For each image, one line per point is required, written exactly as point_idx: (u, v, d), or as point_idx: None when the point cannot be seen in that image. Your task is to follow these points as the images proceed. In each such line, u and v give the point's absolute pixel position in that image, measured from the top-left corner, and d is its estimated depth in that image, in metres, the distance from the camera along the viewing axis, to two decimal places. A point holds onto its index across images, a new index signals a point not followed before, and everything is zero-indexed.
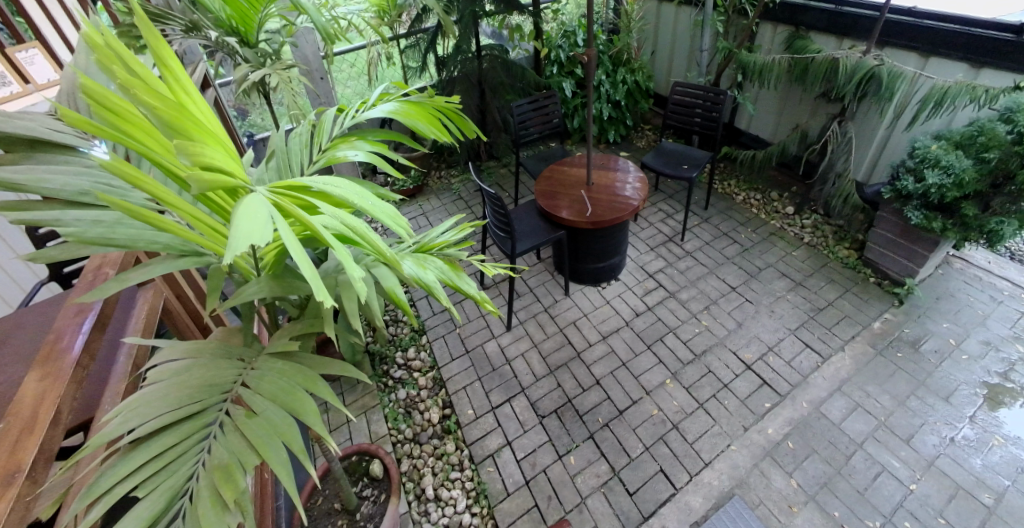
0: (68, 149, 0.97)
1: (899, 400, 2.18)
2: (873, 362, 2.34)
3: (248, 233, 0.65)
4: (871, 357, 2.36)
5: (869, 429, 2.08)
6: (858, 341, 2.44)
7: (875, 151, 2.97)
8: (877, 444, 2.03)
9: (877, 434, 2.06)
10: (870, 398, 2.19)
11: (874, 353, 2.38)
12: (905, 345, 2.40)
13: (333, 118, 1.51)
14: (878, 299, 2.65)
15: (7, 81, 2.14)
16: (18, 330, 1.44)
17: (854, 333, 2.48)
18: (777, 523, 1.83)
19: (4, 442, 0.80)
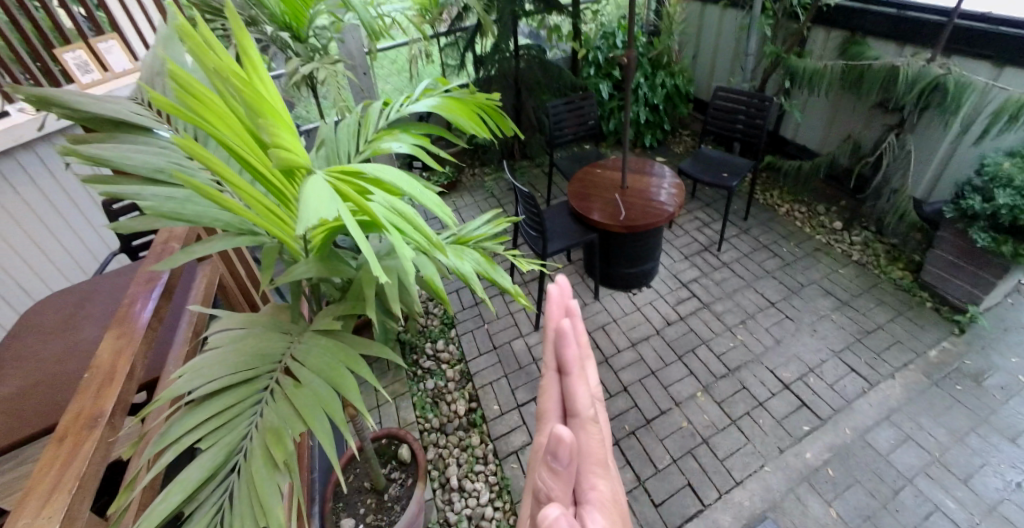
0: (145, 130, 1.04)
1: (957, 436, 2.06)
2: (927, 393, 2.22)
3: (317, 209, 0.68)
4: (926, 388, 2.24)
5: (920, 464, 1.97)
6: (911, 369, 2.31)
7: (936, 167, 2.80)
8: (928, 481, 1.92)
9: (929, 469, 1.96)
10: (922, 431, 2.08)
11: (930, 384, 2.26)
12: (967, 379, 2.26)
13: (378, 110, 1.54)
14: (935, 326, 2.51)
15: (89, 69, 2.41)
16: (97, 297, 1.60)
17: (907, 360, 2.36)
18: None
19: (88, 392, 0.91)
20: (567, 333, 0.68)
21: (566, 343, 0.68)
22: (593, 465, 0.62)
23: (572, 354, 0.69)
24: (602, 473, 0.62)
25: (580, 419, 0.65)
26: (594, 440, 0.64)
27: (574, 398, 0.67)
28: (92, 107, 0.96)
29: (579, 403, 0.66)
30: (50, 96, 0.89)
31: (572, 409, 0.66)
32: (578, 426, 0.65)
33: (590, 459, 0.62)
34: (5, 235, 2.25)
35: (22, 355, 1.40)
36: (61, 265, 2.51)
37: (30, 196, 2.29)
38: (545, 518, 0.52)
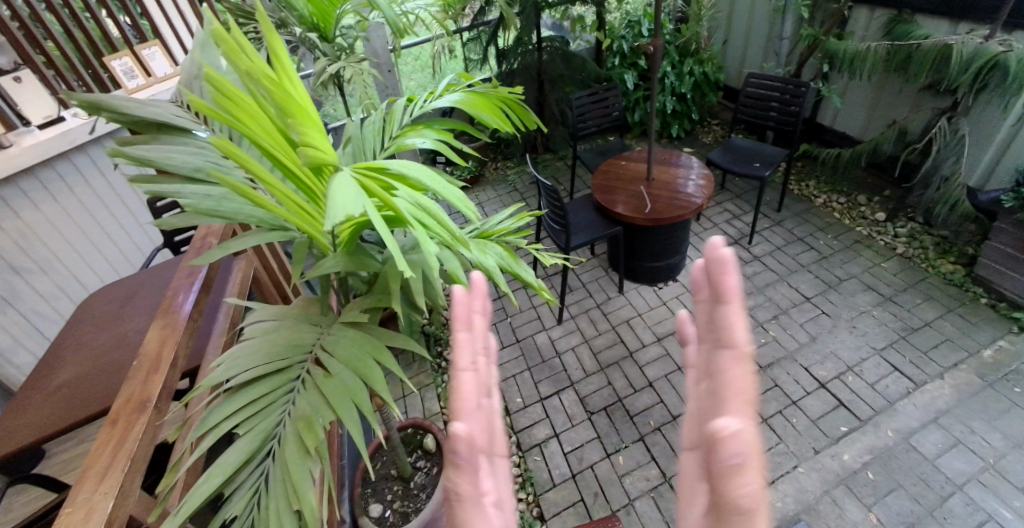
0: (183, 131, 1.09)
1: (1014, 442, 1.95)
2: (980, 395, 2.12)
3: (344, 205, 0.71)
4: (978, 389, 2.14)
5: (973, 470, 1.89)
6: (962, 370, 2.21)
7: (995, 152, 2.66)
8: (981, 488, 1.84)
9: (983, 477, 1.87)
10: (974, 435, 1.99)
11: (983, 385, 2.16)
12: None
13: (402, 107, 1.57)
14: (990, 324, 2.38)
15: (135, 75, 2.51)
16: (142, 289, 1.70)
17: (958, 360, 2.26)
18: None
19: (137, 378, 0.98)
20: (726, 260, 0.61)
21: (728, 268, 0.61)
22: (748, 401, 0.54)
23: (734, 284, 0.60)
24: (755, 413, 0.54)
25: (734, 353, 0.57)
26: (747, 377, 0.55)
27: (728, 327, 0.59)
28: (136, 110, 1.02)
29: (737, 333, 0.58)
30: (99, 101, 0.95)
31: (727, 338, 0.59)
32: (729, 357, 0.57)
33: (740, 393, 0.54)
34: (62, 232, 2.39)
35: (77, 343, 1.50)
36: (113, 261, 2.65)
37: (83, 194, 2.43)
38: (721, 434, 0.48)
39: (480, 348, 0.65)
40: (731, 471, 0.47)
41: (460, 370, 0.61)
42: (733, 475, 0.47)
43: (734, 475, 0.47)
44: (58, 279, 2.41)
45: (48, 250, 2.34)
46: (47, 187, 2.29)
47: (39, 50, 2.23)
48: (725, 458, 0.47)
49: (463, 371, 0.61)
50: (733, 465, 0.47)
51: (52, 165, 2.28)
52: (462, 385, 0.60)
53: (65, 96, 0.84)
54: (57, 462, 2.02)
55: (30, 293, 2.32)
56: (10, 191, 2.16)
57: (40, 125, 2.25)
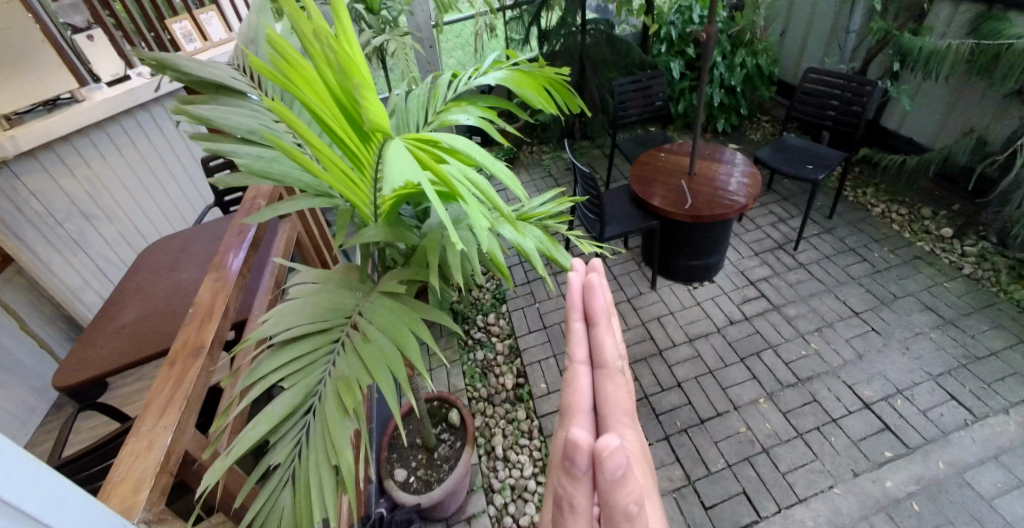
0: (239, 94, 1.11)
1: None
2: None
3: (402, 170, 0.69)
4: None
5: None
6: None
7: None
8: None
9: None
10: None
11: None
12: None
13: (447, 82, 1.55)
14: None
15: (192, 38, 2.62)
16: (195, 243, 1.78)
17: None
18: None
19: (192, 326, 1.03)
20: (596, 282, 0.65)
21: (594, 290, 0.65)
22: (618, 414, 0.58)
23: (600, 305, 0.65)
24: (628, 424, 0.58)
25: (604, 370, 0.62)
26: (618, 392, 0.60)
27: (600, 347, 0.63)
28: (197, 70, 1.05)
29: (605, 351, 0.63)
30: (166, 60, 0.98)
31: (598, 357, 0.63)
32: (602, 376, 0.61)
33: (615, 410, 0.58)
34: (126, 185, 2.51)
35: (137, 287, 1.59)
36: (170, 216, 2.77)
37: (145, 150, 2.55)
38: (601, 450, 0.46)
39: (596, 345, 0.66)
40: (614, 485, 0.46)
41: (577, 365, 0.63)
42: (616, 488, 0.46)
43: (619, 486, 0.46)
44: (122, 229, 2.54)
45: (114, 200, 2.47)
46: (115, 140, 2.40)
47: (108, 11, 2.32)
48: (606, 475, 0.46)
49: (579, 366, 0.63)
50: (614, 479, 0.46)
51: (119, 120, 2.39)
52: (579, 379, 0.62)
53: (133, 53, 0.87)
54: (120, 395, 2.18)
55: (99, 240, 2.46)
56: (82, 142, 2.28)
57: (108, 82, 2.36)
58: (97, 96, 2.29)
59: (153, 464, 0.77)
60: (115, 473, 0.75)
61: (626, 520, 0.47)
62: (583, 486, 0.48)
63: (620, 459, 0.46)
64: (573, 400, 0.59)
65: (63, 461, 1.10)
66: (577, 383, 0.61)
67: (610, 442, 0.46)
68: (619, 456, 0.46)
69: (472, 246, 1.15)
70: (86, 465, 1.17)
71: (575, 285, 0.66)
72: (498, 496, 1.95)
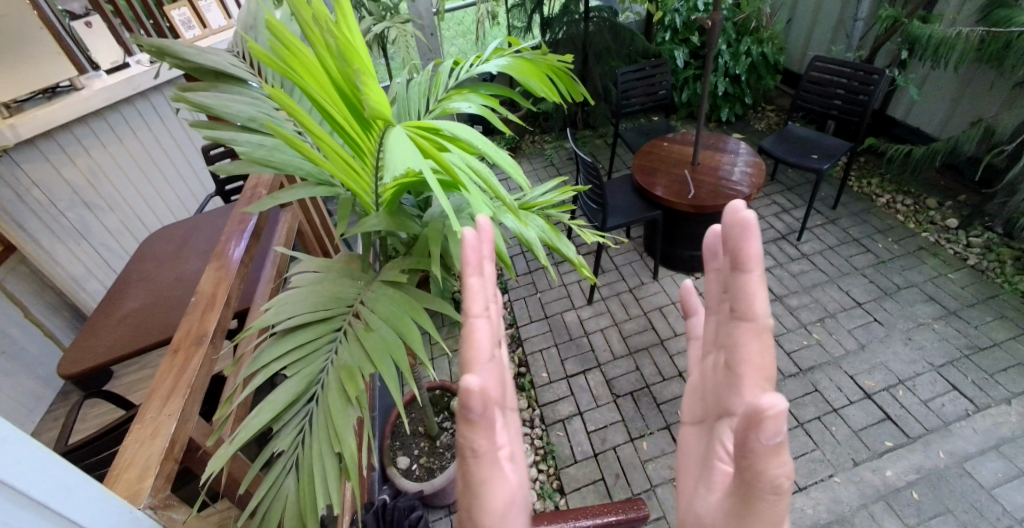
0: (239, 81, 1.10)
1: None
2: None
3: (402, 157, 0.68)
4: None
5: None
6: None
7: None
8: None
9: None
10: None
11: None
12: None
13: (448, 70, 1.53)
14: None
15: (192, 26, 2.60)
16: (196, 232, 1.78)
17: None
18: None
19: (195, 314, 1.03)
20: (751, 232, 0.63)
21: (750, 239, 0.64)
22: (755, 373, 0.61)
23: (754, 251, 0.63)
24: (763, 385, 0.60)
25: (753, 325, 0.63)
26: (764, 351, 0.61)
27: (751, 301, 0.63)
28: (197, 58, 1.04)
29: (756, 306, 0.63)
30: (165, 47, 0.96)
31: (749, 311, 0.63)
32: (747, 329, 0.63)
33: (753, 368, 0.61)
34: (127, 174, 2.51)
35: (140, 276, 1.59)
36: (171, 206, 2.77)
37: (146, 140, 2.54)
38: (767, 416, 0.46)
39: (491, 294, 0.65)
40: (774, 451, 0.47)
41: (473, 318, 0.62)
42: (771, 457, 0.47)
43: (773, 458, 0.48)
44: (124, 218, 2.55)
45: (115, 190, 2.47)
46: (115, 129, 2.39)
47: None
48: (769, 437, 0.46)
49: (476, 319, 0.62)
50: (774, 445, 0.47)
51: (119, 109, 2.38)
52: (475, 333, 0.61)
53: (131, 40, 0.86)
54: (123, 384, 2.19)
55: (101, 229, 2.47)
56: (83, 131, 2.27)
57: (107, 70, 2.35)
58: (98, 84, 2.28)
59: (158, 451, 0.78)
60: (121, 460, 0.76)
61: (771, 493, 0.49)
62: (482, 431, 0.56)
63: (779, 428, 0.47)
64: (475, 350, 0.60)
65: (68, 449, 1.11)
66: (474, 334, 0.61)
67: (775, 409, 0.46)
68: (781, 430, 0.46)
69: None
70: (89, 454, 1.18)
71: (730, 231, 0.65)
72: None
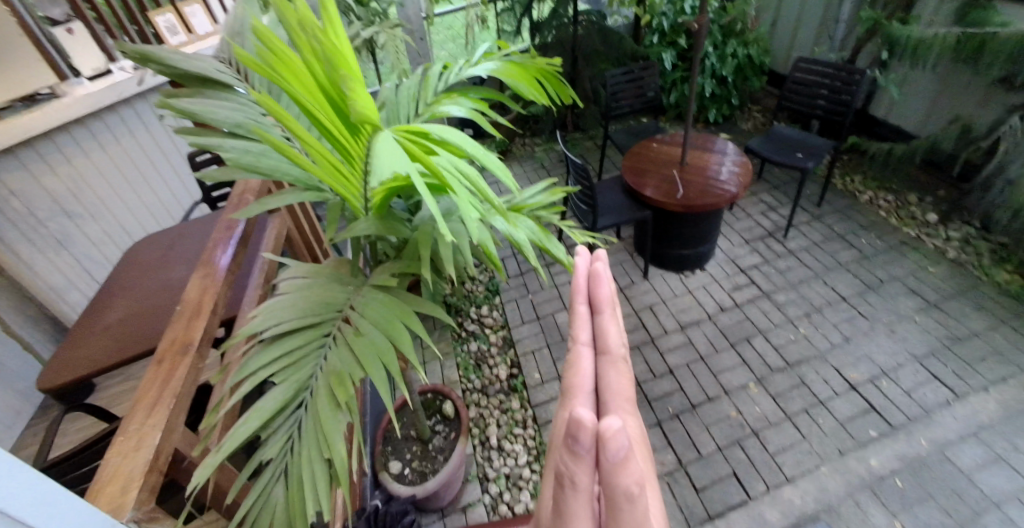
0: (225, 87, 1.10)
1: None
2: None
3: (389, 161, 0.68)
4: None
5: (1011, 488, 1.84)
6: (1009, 384, 2.13)
7: None
8: (1019, 507, 1.79)
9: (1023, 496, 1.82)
10: (1016, 453, 1.92)
11: None
12: None
13: (438, 73, 1.54)
14: None
15: (177, 32, 2.59)
16: (183, 239, 1.76)
17: (1006, 374, 2.17)
18: None
19: (181, 323, 1.02)
20: (601, 273, 0.65)
21: (600, 279, 0.65)
22: (619, 401, 0.56)
23: (606, 293, 0.65)
24: (630, 411, 0.55)
25: (609, 358, 0.61)
26: (622, 380, 0.58)
27: (604, 334, 0.63)
28: (181, 64, 1.03)
29: (610, 340, 0.62)
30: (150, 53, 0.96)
31: (601, 344, 0.62)
32: (605, 361, 0.60)
33: (616, 394, 0.56)
34: (110, 181, 2.48)
35: (125, 284, 1.57)
36: (157, 213, 2.73)
37: (130, 147, 2.52)
38: (605, 430, 0.44)
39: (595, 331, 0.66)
40: (617, 467, 0.44)
41: (578, 344, 0.63)
42: (617, 470, 0.44)
43: (619, 468, 0.44)
44: (107, 227, 2.51)
45: (98, 197, 2.44)
46: (98, 137, 2.37)
47: (89, 4, 2.26)
48: (609, 456, 0.44)
49: (580, 347, 0.63)
50: (617, 461, 0.44)
51: (101, 116, 2.36)
52: (580, 359, 0.61)
53: (115, 47, 0.86)
54: (107, 395, 2.16)
55: (83, 239, 2.43)
56: (64, 138, 2.24)
57: (90, 77, 2.32)
58: (80, 91, 2.26)
59: (142, 462, 0.77)
60: (103, 473, 0.75)
61: (626, 504, 0.45)
62: (585, 465, 0.46)
63: (623, 440, 0.45)
64: (575, 382, 0.58)
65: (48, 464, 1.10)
66: (579, 364, 0.60)
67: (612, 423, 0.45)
68: (622, 437, 0.44)
69: (463, 237, 1.14)
70: (71, 468, 1.17)
71: (579, 271, 0.66)
72: (492, 486, 1.96)
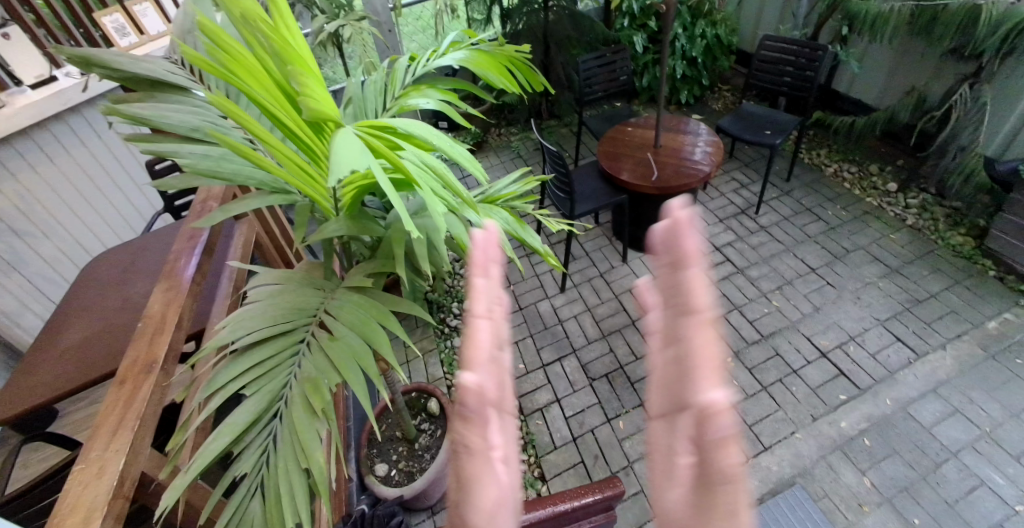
0: (179, 89, 1.05)
1: (1012, 412, 1.99)
2: (982, 366, 2.14)
3: (350, 160, 0.66)
4: (981, 361, 2.16)
5: (969, 438, 1.93)
6: (965, 341, 2.22)
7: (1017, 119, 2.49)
8: (975, 456, 1.88)
9: (978, 445, 1.91)
10: (973, 406, 2.02)
11: (985, 356, 2.17)
12: None
13: (405, 66, 1.50)
14: (998, 297, 2.38)
15: (127, 33, 2.48)
16: (146, 251, 1.71)
17: (962, 331, 2.27)
18: (844, 520, 1.76)
19: (143, 340, 0.99)
20: (692, 226, 0.56)
21: (684, 231, 0.57)
22: (710, 366, 0.51)
23: (695, 245, 0.57)
24: (715, 379, 0.50)
25: (696, 319, 0.54)
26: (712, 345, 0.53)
27: (692, 294, 0.55)
28: (129, 67, 0.98)
29: (698, 298, 0.55)
30: (93, 56, 0.90)
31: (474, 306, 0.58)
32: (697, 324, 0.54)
33: (705, 362, 0.51)
34: (62, 195, 2.38)
35: (85, 302, 1.52)
36: (115, 226, 2.64)
37: (81, 157, 2.41)
38: (713, 408, 0.47)
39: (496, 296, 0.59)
40: (720, 444, 0.46)
41: (475, 318, 0.57)
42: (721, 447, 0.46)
43: (723, 446, 0.46)
44: (61, 244, 2.44)
45: (49, 214, 2.35)
46: (45, 149, 2.26)
47: (28, 7, 2.15)
48: (712, 433, 0.46)
49: (477, 320, 0.58)
50: (720, 438, 0.46)
51: (48, 126, 2.25)
52: (478, 333, 0.57)
53: (54, 50, 0.79)
54: (75, 419, 2.10)
55: (35, 258, 2.35)
56: (6, 153, 2.14)
57: (32, 85, 2.19)
58: (20, 101, 2.12)
59: (106, 490, 0.75)
60: (64, 503, 0.73)
61: (726, 483, 0.45)
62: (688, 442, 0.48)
63: (731, 418, 0.46)
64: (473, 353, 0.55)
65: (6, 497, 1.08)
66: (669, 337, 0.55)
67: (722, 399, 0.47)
68: (730, 417, 0.46)
69: (436, 233, 1.13)
70: (31, 499, 1.15)
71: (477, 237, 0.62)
72: None
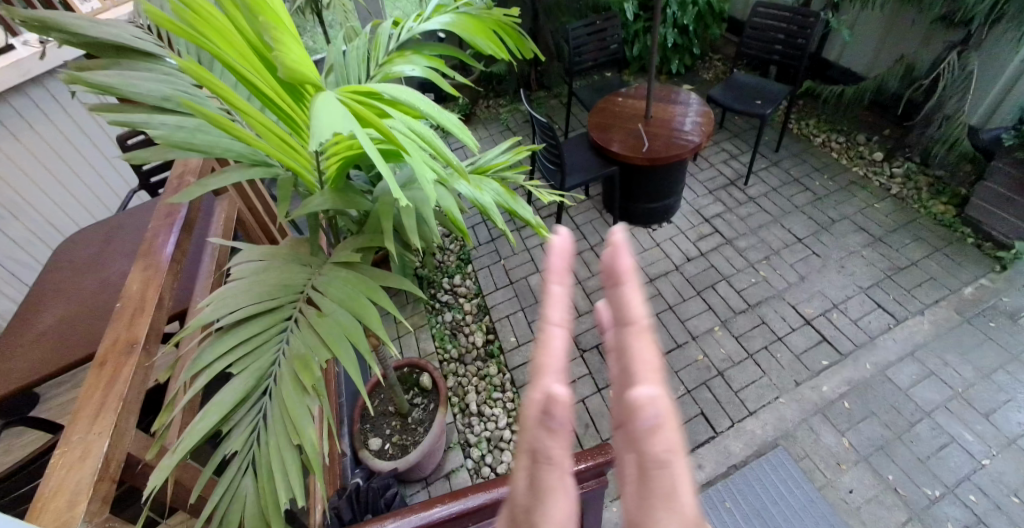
0: (147, 56, 0.99)
1: (983, 373, 2.05)
2: (957, 330, 2.19)
3: (329, 124, 0.63)
4: (956, 325, 2.21)
5: (942, 399, 1.99)
6: (943, 306, 2.28)
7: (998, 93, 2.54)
8: (948, 415, 1.95)
9: (951, 404, 1.98)
10: (947, 368, 2.08)
11: (961, 321, 2.22)
12: (1003, 317, 2.22)
13: (389, 31, 1.43)
14: (975, 263, 2.42)
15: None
16: (122, 230, 1.65)
17: (940, 297, 2.32)
18: (822, 478, 1.83)
19: (122, 321, 0.96)
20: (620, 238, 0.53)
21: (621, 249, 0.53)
22: (645, 371, 0.47)
23: (629, 261, 0.52)
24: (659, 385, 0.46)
25: (634, 328, 0.50)
26: (651, 351, 0.48)
27: (626, 304, 0.51)
28: (92, 31, 0.91)
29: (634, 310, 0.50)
30: (50, 20, 0.84)
31: (624, 315, 0.51)
32: (630, 334, 0.50)
33: (644, 370, 0.47)
34: (28, 172, 2.29)
35: (61, 284, 1.47)
36: (87, 204, 2.56)
37: (47, 133, 2.30)
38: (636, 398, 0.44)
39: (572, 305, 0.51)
40: (648, 434, 0.42)
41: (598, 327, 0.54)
42: (649, 436, 0.42)
43: (652, 434, 0.42)
44: (32, 225, 2.37)
45: (16, 192, 2.27)
46: (6, 124, 2.16)
47: None
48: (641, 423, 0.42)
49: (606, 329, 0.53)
50: (650, 426, 0.42)
51: (8, 100, 2.14)
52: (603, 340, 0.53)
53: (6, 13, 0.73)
54: (57, 404, 2.07)
55: (4, 239, 2.30)
56: None
57: None
58: None
59: (91, 472, 0.74)
60: (47, 486, 0.71)
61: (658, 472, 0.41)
62: (561, 438, 0.44)
63: (654, 410, 0.43)
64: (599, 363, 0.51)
65: None
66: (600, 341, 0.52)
67: (647, 392, 0.44)
68: (655, 406, 0.43)
69: (425, 205, 1.10)
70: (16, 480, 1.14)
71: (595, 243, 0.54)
72: (474, 450, 2.01)
